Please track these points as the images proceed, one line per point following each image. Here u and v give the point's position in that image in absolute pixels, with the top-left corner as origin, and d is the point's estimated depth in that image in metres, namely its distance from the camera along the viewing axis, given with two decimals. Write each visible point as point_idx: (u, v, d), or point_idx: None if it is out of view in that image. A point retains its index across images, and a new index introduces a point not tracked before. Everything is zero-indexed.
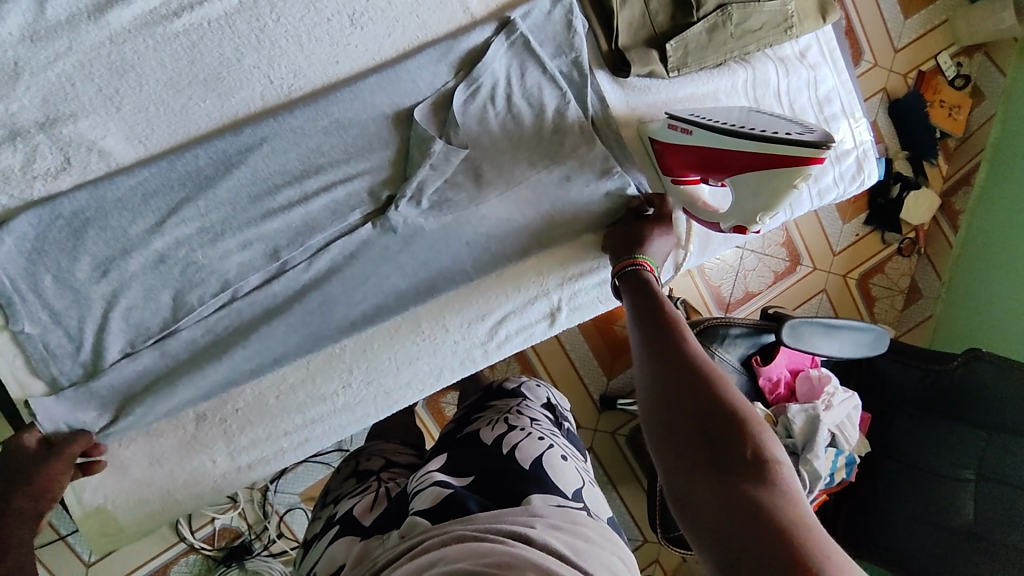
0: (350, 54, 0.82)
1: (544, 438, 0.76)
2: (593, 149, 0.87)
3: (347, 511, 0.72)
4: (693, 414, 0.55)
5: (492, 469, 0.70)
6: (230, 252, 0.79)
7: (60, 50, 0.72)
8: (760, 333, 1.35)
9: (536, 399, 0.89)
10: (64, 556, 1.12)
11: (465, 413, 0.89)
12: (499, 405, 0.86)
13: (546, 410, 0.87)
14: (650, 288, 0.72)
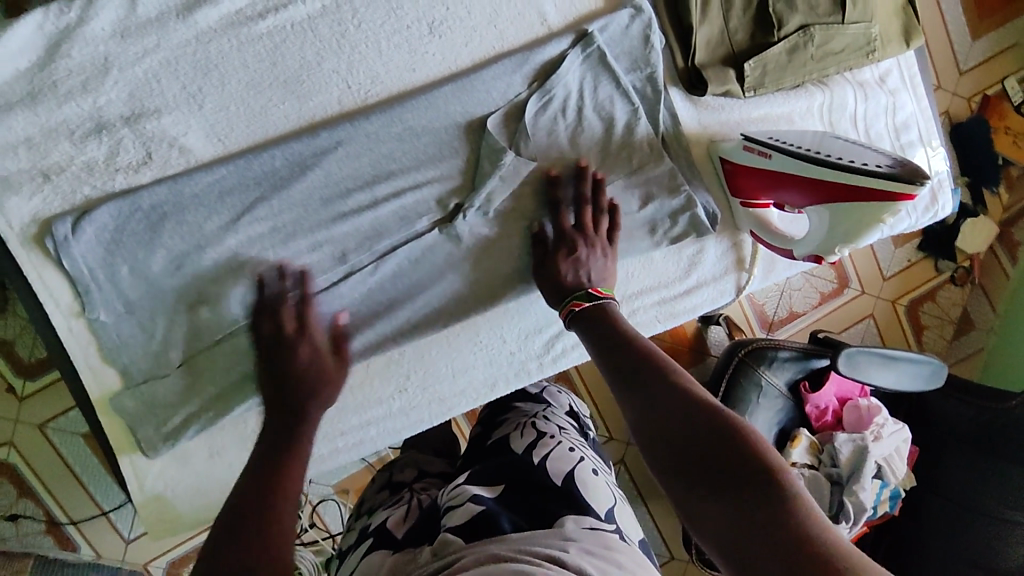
0: (425, 61, 0.81)
1: (575, 449, 0.75)
2: (662, 168, 0.85)
3: (381, 524, 0.72)
4: (684, 441, 0.54)
5: (523, 481, 0.68)
6: (300, 253, 0.81)
7: (148, 46, 0.75)
8: (810, 357, 1.33)
9: (558, 406, 0.86)
10: (104, 532, 1.13)
11: (490, 413, 0.87)
12: (522, 409, 0.84)
13: (570, 418, 0.84)
14: (596, 308, 0.72)
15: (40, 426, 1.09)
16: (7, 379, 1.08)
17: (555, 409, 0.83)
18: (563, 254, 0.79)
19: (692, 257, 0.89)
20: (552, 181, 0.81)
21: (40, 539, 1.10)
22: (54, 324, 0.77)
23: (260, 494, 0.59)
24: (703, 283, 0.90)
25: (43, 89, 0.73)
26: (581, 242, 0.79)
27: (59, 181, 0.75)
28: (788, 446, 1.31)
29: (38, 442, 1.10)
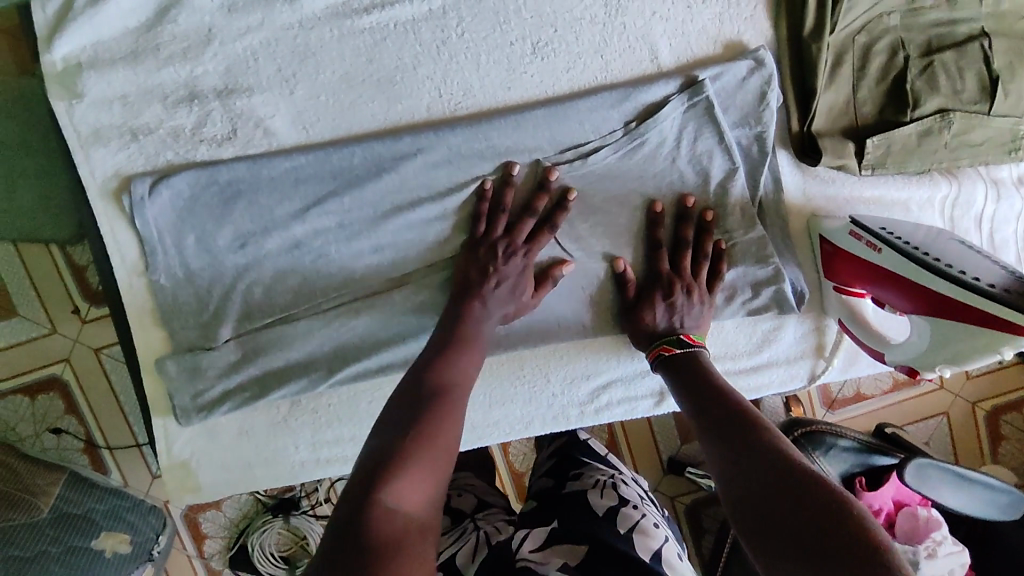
0: (522, 81, 0.78)
1: (658, 526, 0.70)
2: (750, 235, 0.78)
3: (449, 558, 0.70)
4: (773, 497, 0.49)
5: (604, 548, 0.64)
6: (363, 252, 0.80)
7: (252, 24, 0.74)
8: (872, 454, 1.24)
9: (630, 467, 0.82)
10: (136, 463, 1.16)
11: (559, 457, 0.84)
12: (597, 464, 0.80)
13: (642, 482, 0.80)
14: (684, 360, 0.70)
15: (95, 351, 1.13)
16: (76, 302, 1.12)
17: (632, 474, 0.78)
18: (657, 298, 0.75)
19: (767, 333, 0.82)
20: (655, 220, 0.78)
21: (77, 456, 1.13)
22: (117, 278, 0.79)
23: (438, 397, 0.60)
24: (774, 362, 0.83)
25: (146, 51, 0.74)
26: (678, 285, 0.75)
27: (145, 142, 0.76)
28: None
29: (93, 366, 1.14)
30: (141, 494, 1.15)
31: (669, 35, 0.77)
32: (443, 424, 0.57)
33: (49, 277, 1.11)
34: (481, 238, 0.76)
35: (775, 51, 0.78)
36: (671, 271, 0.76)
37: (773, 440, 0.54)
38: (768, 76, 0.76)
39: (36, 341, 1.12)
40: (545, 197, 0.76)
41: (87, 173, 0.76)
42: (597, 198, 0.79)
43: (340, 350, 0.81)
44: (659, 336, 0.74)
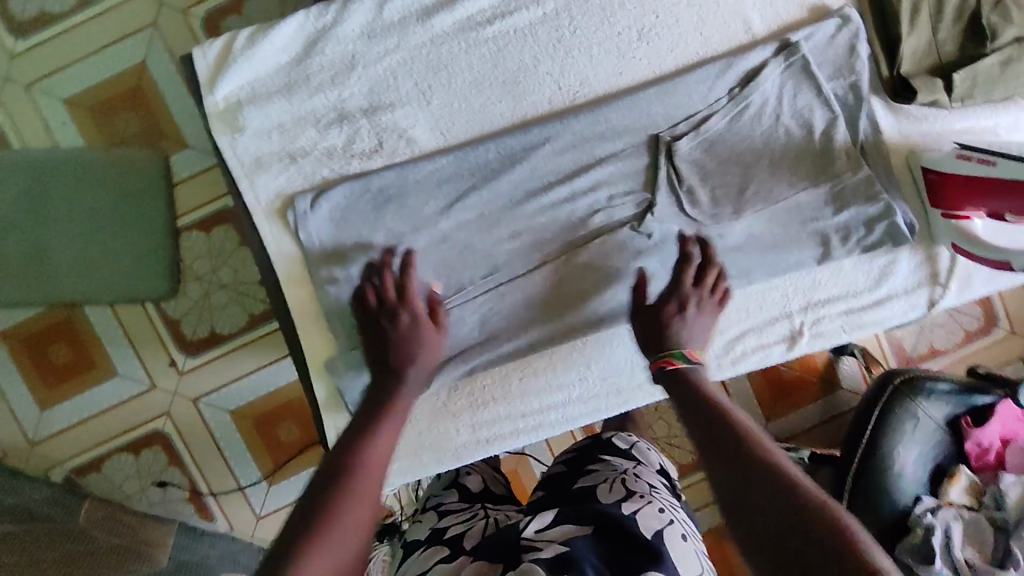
0: (630, 67, 0.86)
1: (665, 512, 0.67)
2: (858, 175, 0.85)
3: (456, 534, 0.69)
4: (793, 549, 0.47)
5: (614, 526, 0.62)
6: (502, 240, 0.86)
7: (389, 47, 0.83)
8: (972, 393, 1.27)
9: (648, 464, 0.80)
10: (240, 506, 1.23)
11: (576, 457, 0.80)
12: (611, 462, 0.77)
13: (661, 477, 0.77)
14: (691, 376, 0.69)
15: (195, 399, 1.21)
16: (172, 354, 1.20)
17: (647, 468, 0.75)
18: (671, 311, 0.77)
19: (882, 269, 0.89)
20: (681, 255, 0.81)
21: (182, 506, 1.21)
22: (284, 290, 0.86)
23: (339, 476, 0.56)
24: (893, 295, 0.89)
25: (299, 81, 0.83)
26: (691, 301, 0.78)
27: (302, 163, 0.85)
28: (946, 484, 1.27)
29: (190, 414, 1.21)
30: (247, 537, 1.23)
31: (759, 9, 0.86)
32: (352, 477, 0.56)
33: (147, 332, 1.19)
34: (374, 309, 0.79)
35: (855, 10, 0.87)
36: (670, 295, 0.79)
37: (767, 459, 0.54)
38: (857, 32, 0.84)
39: (139, 398, 1.20)
40: (388, 272, 0.81)
41: (253, 197, 0.84)
42: (711, 161, 0.87)
43: (492, 333, 0.88)
44: (670, 346, 0.74)
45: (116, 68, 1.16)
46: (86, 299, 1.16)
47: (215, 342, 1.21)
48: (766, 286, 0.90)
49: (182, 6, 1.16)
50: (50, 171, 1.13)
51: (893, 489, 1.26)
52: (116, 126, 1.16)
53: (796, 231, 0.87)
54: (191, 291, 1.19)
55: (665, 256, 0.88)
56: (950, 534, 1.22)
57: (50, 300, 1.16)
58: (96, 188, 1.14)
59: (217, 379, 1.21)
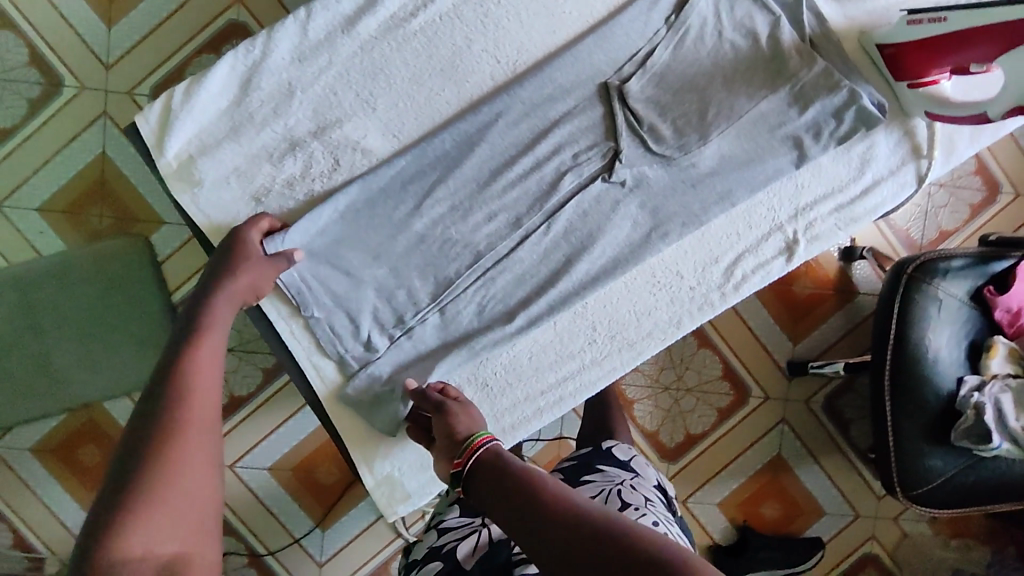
0: (563, 23, 0.86)
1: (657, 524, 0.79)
2: (815, 69, 0.84)
3: (451, 549, 0.78)
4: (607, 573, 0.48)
5: None
6: (479, 226, 0.86)
7: (322, 65, 0.83)
8: (986, 262, 1.26)
9: (646, 478, 0.92)
10: (299, 556, 1.29)
11: (578, 465, 0.92)
12: (610, 471, 0.90)
13: (657, 491, 0.91)
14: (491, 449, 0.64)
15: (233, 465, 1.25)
16: None
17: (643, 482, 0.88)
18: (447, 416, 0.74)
19: (862, 157, 0.87)
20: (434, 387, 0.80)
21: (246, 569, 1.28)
22: (278, 329, 0.85)
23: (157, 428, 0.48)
24: (880, 180, 0.88)
25: (245, 122, 0.83)
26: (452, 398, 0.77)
27: (268, 201, 0.85)
28: (986, 358, 1.25)
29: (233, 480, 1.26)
30: None
31: None
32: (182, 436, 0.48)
33: None
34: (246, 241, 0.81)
35: None
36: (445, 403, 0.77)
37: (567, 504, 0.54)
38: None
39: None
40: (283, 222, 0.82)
41: None
42: (666, 94, 0.86)
43: (493, 317, 0.87)
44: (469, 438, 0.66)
45: (77, 165, 1.15)
46: (103, 397, 1.18)
47: (238, 406, 1.25)
48: (752, 203, 0.88)
49: (125, 87, 1.15)
50: (40, 283, 1.14)
51: (932, 376, 1.25)
52: (91, 223, 1.16)
53: (766, 141, 0.86)
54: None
55: (645, 199, 0.87)
56: (1003, 406, 1.20)
57: (68, 405, 1.18)
58: (85, 285, 1.15)
59: (249, 439, 1.25)
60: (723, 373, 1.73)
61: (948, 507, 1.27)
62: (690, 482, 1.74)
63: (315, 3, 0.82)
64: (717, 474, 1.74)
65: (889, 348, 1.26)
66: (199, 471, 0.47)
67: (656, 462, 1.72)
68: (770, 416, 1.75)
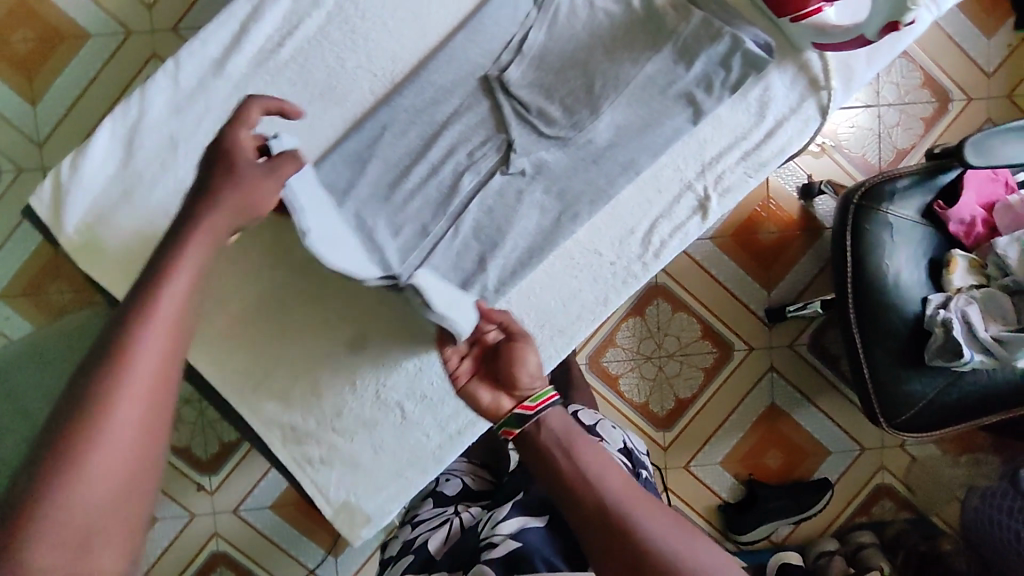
0: (432, 24, 0.85)
1: None
2: (691, 23, 0.81)
3: (421, 544, 0.98)
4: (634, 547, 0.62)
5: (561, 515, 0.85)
6: (387, 240, 0.86)
7: (200, 111, 0.83)
8: (933, 176, 1.23)
9: (612, 443, 0.96)
10: None
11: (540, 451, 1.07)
12: None
13: (622, 454, 0.93)
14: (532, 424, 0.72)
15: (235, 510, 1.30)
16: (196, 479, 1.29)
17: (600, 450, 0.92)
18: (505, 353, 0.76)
19: (760, 100, 0.85)
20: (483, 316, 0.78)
21: None
22: (208, 378, 0.85)
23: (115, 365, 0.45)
24: (783, 119, 0.85)
25: (135, 182, 0.83)
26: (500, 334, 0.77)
27: None
28: (947, 274, 1.22)
29: (237, 525, 1.30)
30: None
31: None
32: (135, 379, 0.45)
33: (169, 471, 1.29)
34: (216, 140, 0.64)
35: None
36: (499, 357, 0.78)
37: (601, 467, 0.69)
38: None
39: (182, 532, 1.29)
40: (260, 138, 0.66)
41: None
42: (547, 75, 0.85)
43: (418, 326, 0.88)
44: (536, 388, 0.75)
45: None
46: None
47: (228, 454, 1.30)
48: (656, 166, 0.86)
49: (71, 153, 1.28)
50: None
51: (896, 300, 1.23)
52: None
53: (659, 103, 0.84)
54: (185, 418, 1.28)
55: (549, 185, 0.86)
56: (970, 319, 1.16)
57: None
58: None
59: (247, 483, 1.31)
60: (703, 332, 1.71)
61: (930, 429, 1.26)
62: (689, 446, 1.73)
63: (181, 52, 0.82)
64: (714, 433, 1.73)
65: (849, 279, 1.24)
66: (151, 419, 0.45)
67: (652, 431, 1.71)
68: (757, 367, 1.73)
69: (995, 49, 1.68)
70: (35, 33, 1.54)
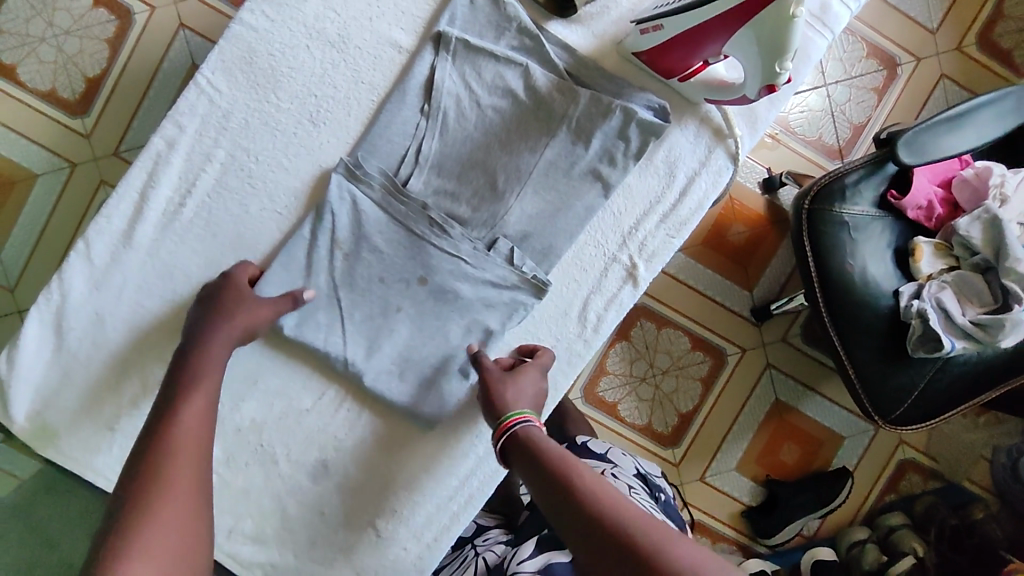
0: (326, 151, 0.84)
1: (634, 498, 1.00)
2: (580, 101, 0.81)
3: None
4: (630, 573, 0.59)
5: None
6: (327, 368, 0.87)
7: (118, 283, 0.84)
8: (883, 165, 1.18)
9: (626, 469, 1.15)
10: None
11: None
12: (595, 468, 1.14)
13: (636, 477, 1.13)
14: (525, 435, 0.75)
15: None
16: None
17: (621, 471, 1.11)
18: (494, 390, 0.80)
19: (666, 161, 0.84)
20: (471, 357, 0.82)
21: None
22: None
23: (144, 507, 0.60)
24: (694, 175, 0.84)
25: (72, 363, 0.85)
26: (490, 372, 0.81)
27: (123, 427, 0.86)
28: (913, 262, 1.18)
29: None
30: None
31: (396, 23, 0.84)
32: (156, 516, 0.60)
33: None
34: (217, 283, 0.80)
35: None
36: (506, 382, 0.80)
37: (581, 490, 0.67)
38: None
39: None
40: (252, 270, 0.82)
41: (106, 481, 0.87)
42: (449, 178, 0.84)
43: (374, 444, 0.88)
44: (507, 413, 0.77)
45: None
46: None
47: None
48: (576, 247, 0.85)
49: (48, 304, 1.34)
50: None
51: (868, 297, 1.18)
52: None
53: (568, 182, 0.83)
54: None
55: (480, 275, 0.83)
56: (945, 305, 1.13)
57: None
58: None
59: None
60: (691, 343, 1.69)
61: (928, 418, 1.22)
62: (700, 459, 1.71)
63: (88, 231, 0.83)
64: (723, 440, 1.70)
65: (816, 285, 1.19)
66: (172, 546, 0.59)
67: (660, 451, 1.69)
68: (753, 367, 1.70)
69: (936, 3, 1.63)
70: None
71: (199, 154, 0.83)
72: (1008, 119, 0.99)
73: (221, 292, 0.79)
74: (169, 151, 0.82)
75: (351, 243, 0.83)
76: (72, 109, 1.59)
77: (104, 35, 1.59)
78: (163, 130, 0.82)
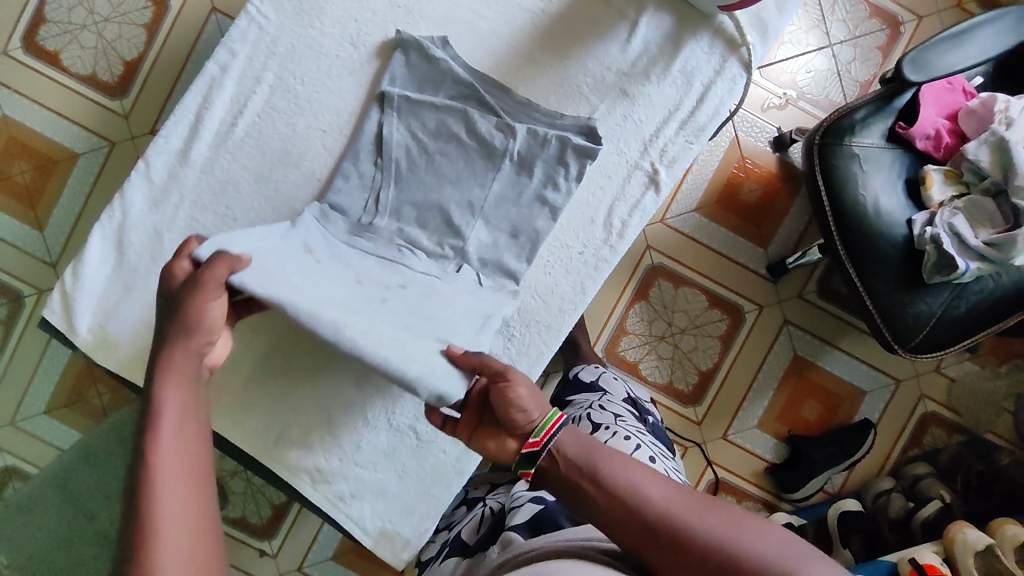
0: (365, 71, 0.90)
1: (627, 431, 0.98)
2: (519, 136, 0.87)
3: (458, 535, 1.03)
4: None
5: None
6: None
7: (175, 200, 0.90)
8: (889, 100, 1.23)
9: (616, 397, 1.14)
10: None
11: None
12: (583, 400, 1.12)
13: (624, 402, 1.11)
14: (551, 450, 0.73)
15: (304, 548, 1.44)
16: (259, 543, 1.44)
17: (609, 401, 1.09)
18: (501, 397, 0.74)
19: (682, 72, 0.89)
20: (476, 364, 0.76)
21: None
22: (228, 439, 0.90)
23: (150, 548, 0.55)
24: (710, 84, 0.89)
25: (132, 277, 0.90)
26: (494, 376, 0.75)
27: None
28: (924, 191, 1.21)
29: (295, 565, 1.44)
30: None
31: None
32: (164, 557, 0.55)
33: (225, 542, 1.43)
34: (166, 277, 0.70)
35: None
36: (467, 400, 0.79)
37: (639, 504, 0.68)
38: (444, 40, 0.88)
39: None
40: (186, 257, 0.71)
41: None
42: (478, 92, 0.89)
43: None
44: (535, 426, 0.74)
45: None
46: None
47: (286, 508, 1.45)
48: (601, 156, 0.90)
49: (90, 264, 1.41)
50: None
51: (882, 226, 1.22)
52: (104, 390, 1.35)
53: (517, 210, 0.89)
54: (236, 489, 1.43)
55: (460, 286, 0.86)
56: (958, 228, 1.16)
57: None
58: None
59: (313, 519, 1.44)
60: (710, 301, 1.72)
61: (947, 345, 1.25)
62: (722, 417, 1.72)
63: (148, 151, 0.89)
64: (745, 397, 1.72)
65: (831, 219, 1.24)
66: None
67: (683, 410, 1.71)
68: (773, 323, 1.73)
69: None
70: (31, 163, 1.66)
71: (250, 77, 0.89)
72: (1009, 38, 1.03)
73: (168, 293, 0.69)
74: (222, 76, 0.89)
75: (326, 252, 0.81)
76: (110, 91, 1.68)
77: (141, 21, 1.69)
78: (217, 55, 0.89)
